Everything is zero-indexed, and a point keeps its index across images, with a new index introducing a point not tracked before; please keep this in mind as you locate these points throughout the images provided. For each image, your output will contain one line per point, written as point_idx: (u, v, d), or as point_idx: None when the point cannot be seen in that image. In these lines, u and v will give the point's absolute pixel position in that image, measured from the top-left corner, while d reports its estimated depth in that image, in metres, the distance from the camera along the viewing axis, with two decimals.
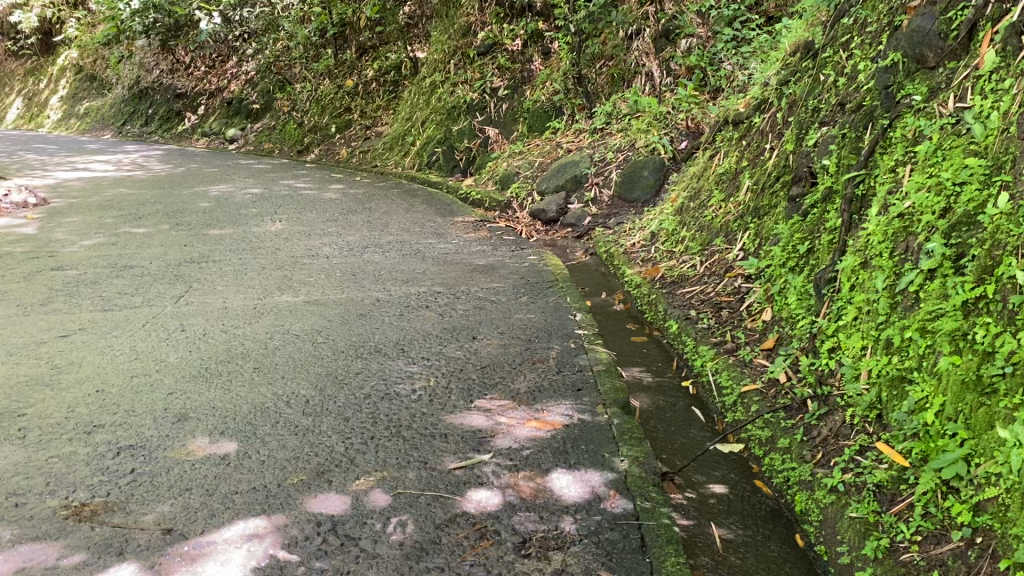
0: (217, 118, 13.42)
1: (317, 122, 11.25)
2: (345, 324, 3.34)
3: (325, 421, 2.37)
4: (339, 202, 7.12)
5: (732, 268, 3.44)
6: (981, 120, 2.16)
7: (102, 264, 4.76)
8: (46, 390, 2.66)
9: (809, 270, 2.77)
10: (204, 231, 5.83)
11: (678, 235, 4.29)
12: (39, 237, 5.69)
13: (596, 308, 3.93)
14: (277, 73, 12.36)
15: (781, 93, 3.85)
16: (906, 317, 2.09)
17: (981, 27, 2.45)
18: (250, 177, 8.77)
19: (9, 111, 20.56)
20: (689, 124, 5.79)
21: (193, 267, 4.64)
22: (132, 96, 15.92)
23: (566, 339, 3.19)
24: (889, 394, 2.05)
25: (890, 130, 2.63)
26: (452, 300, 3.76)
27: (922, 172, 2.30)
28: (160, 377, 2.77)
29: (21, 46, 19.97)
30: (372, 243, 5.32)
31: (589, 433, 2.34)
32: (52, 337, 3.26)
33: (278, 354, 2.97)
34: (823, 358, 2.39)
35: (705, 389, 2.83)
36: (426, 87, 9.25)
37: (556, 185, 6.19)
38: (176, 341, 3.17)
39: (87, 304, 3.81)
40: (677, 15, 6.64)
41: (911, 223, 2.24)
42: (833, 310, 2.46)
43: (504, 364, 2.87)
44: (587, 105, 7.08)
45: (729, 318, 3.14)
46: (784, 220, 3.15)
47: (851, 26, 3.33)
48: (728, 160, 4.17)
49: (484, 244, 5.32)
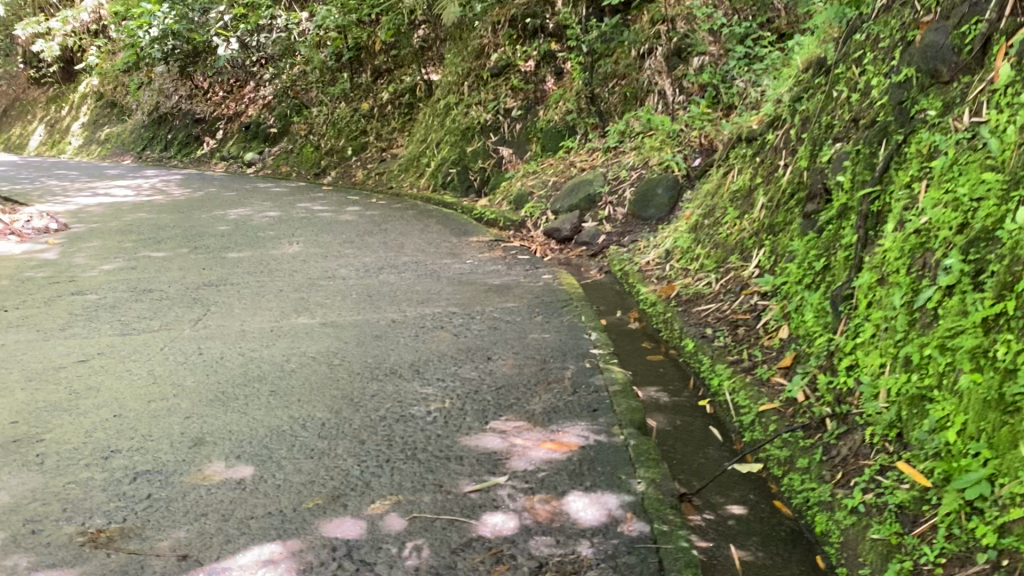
0: (234, 142, 13.57)
1: (333, 145, 11.33)
2: (361, 346, 3.35)
3: (341, 443, 2.37)
4: (355, 224, 7.16)
5: (749, 285, 3.42)
6: (997, 134, 2.14)
7: (121, 289, 4.81)
8: (64, 416, 2.68)
9: (825, 286, 2.75)
10: (221, 254, 5.88)
11: (693, 253, 4.29)
12: (59, 262, 5.76)
13: (612, 327, 3.91)
14: (294, 97, 12.52)
15: (793, 110, 3.85)
16: (926, 334, 2.06)
17: (995, 42, 2.44)
18: (268, 201, 8.84)
19: (32, 137, 20.88)
20: (702, 141, 5.78)
21: (211, 290, 4.68)
22: (151, 122, 16.14)
23: (582, 359, 3.18)
24: (910, 412, 2.02)
25: (904, 145, 2.61)
26: (466, 320, 3.76)
27: (939, 187, 2.27)
28: (178, 401, 2.78)
29: (43, 74, 20.39)
30: (387, 264, 5.34)
31: (605, 454, 2.32)
32: (71, 362, 3.29)
33: (293, 376, 2.98)
34: (841, 376, 2.37)
35: (722, 409, 2.81)
36: (440, 109, 9.31)
37: (570, 204, 6.20)
38: (193, 365, 3.18)
39: (106, 328, 3.84)
40: (688, 33, 6.69)
41: (928, 239, 2.22)
42: (851, 327, 2.44)
43: (519, 384, 2.86)
44: (600, 124, 7.10)
45: (746, 336, 3.12)
46: (799, 237, 3.13)
47: (864, 42, 3.33)
48: (742, 177, 4.17)
49: (499, 263, 5.33)
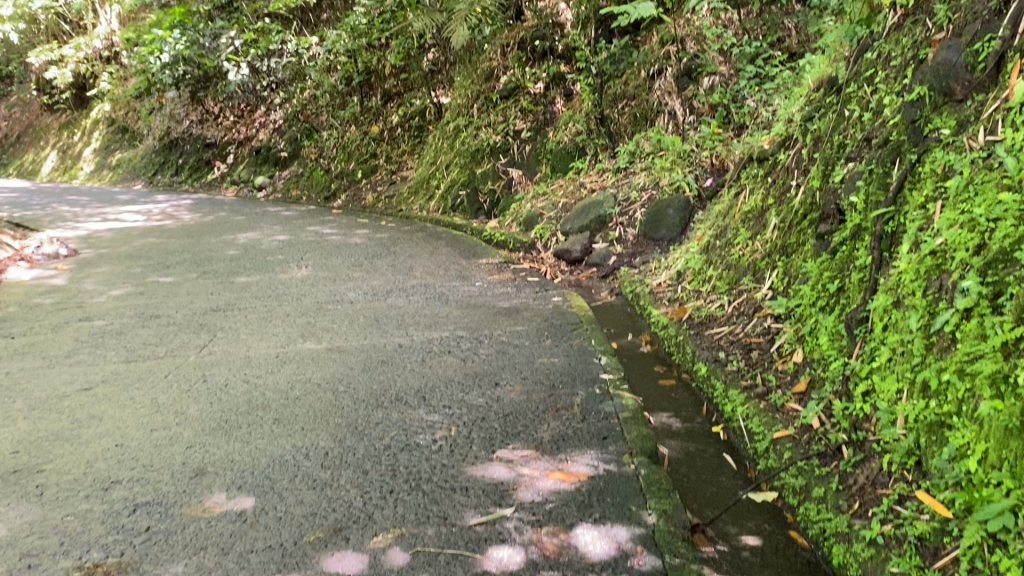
0: (245, 166, 13.60)
1: (343, 168, 11.34)
2: (367, 372, 3.30)
3: (344, 473, 2.33)
4: (364, 247, 7.14)
5: (762, 308, 3.36)
6: (1013, 153, 2.09)
7: (128, 314, 4.79)
8: (66, 446, 2.64)
9: (840, 308, 2.69)
10: (230, 278, 5.86)
11: (705, 274, 4.23)
12: (68, 288, 5.75)
13: (623, 351, 3.85)
14: (304, 121, 12.59)
15: (804, 130, 3.82)
16: (943, 359, 2.01)
17: (1009, 59, 2.39)
18: (277, 224, 8.84)
19: (43, 163, 21.04)
20: (714, 161, 5.73)
21: (218, 316, 4.65)
22: (162, 147, 16.23)
23: (591, 384, 3.12)
24: (929, 439, 1.96)
25: (918, 165, 2.56)
26: (474, 344, 3.71)
27: (954, 208, 2.22)
28: (180, 430, 2.74)
29: (56, 100, 20.62)
30: (395, 287, 5.31)
31: (616, 485, 2.27)
32: (75, 390, 3.25)
33: (298, 404, 2.93)
34: (857, 402, 2.31)
35: (736, 435, 2.74)
36: (450, 131, 9.31)
37: (580, 226, 6.16)
38: (197, 393, 3.14)
39: (112, 355, 3.81)
40: (698, 53, 6.68)
41: (944, 260, 2.16)
42: (866, 351, 2.38)
43: (527, 412, 2.80)
44: (610, 144, 7.04)
45: (760, 360, 3.05)
46: (812, 258, 3.08)
47: (875, 60, 3.29)
48: (754, 197, 4.12)
49: (508, 286, 5.28)
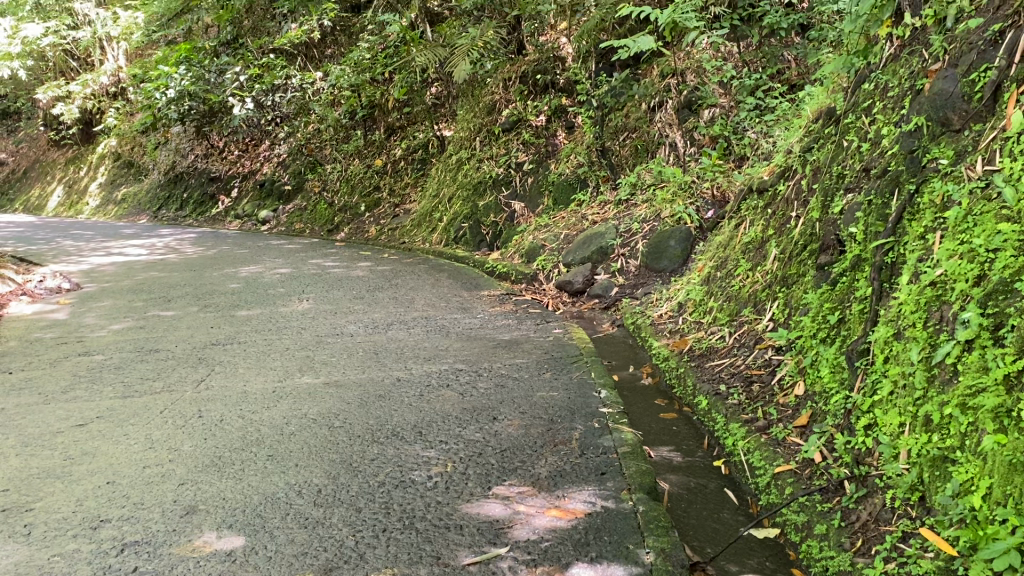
0: (249, 200, 13.64)
1: (347, 202, 11.36)
2: (363, 407, 3.26)
3: (337, 511, 2.29)
4: (366, 279, 7.13)
5: (763, 339, 3.33)
6: (1012, 183, 2.07)
7: (128, 349, 4.76)
8: (57, 484, 2.60)
9: (840, 340, 2.66)
10: (231, 312, 5.85)
11: (706, 305, 4.21)
12: (69, 322, 5.75)
13: (623, 384, 3.81)
14: (308, 154, 12.68)
15: (803, 161, 3.81)
16: (945, 392, 1.97)
17: (1005, 88, 2.38)
18: (280, 257, 8.85)
19: (49, 199, 21.19)
20: (714, 193, 5.73)
21: (217, 350, 4.62)
22: (167, 181, 16.33)
23: (590, 419, 3.08)
24: (932, 474, 1.92)
25: (916, 196, 2.54)
26: (473, 378, 3.68)
27: (953, 238, 2.19)
28: (173, 467, 2.70)
29: (62, 136, 20.89)
30: (396, 320, 5.28)
31: (613, 522, 2.22)
32: (69, 427, 3.21)
33: (292, 440, 2.89)
34: (859, 436, 2.27)
35: (738, 469, 2.69)
36: (452, 164, 9.35)
37: (581, 257, 6.15)
38: (192, 429, 3.11)
39: (109, 390, 3.78)
40: (699, 86, 6.68)
41: (944, 291, 2.13)
42: (867, 384, 2.35)
43: (524, 446, 2.76)
44: (611, 176, 7.05)
45: (760, 393, 3.01)
46: (813, 289, 3.06)
47: (873, 91, 3.29)
48: (754, 228, 4.11)
49: (510, 318, 5.26)
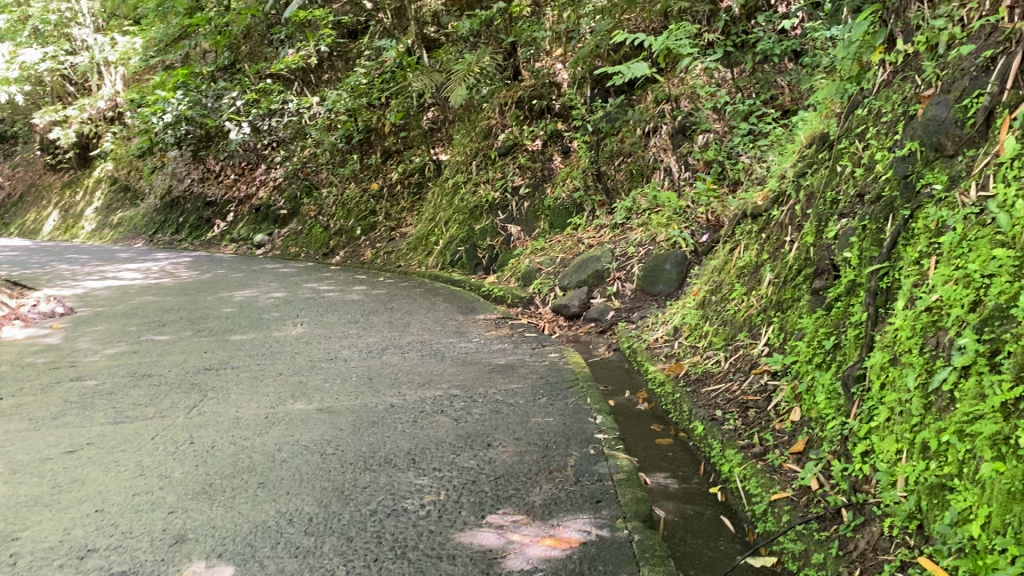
0: (245, 224, 13.63)
1: (343, 225, 11.33)
2: (356, 434, 3.23)
3: (328, 540, 2.26)
4: (361, 303, 7.11)
5: (758, 365, 3.31)
6: (1006, 208, 2.07)
7: (120, 374, 4.73)
8: (44, 511, 2.57)
9: (835, 366, 2.65)
10: (225, 336, 5.82)
11: (702, 329, 4.19)
12: (62, 347, 5.71)
13: (619, 409, 3.78)
14: (304, 178, 12.71)
15: (797, 185, 3.82)
16: (942, 419, 1.95)
17: (998, 114, 2.38)
18: (275, 281, 8.82)
19: (45, 223, 21.18)
20: (709, 217, 5.71)
21: (211, 375, 4.59)
22: (164, 205, 16.33)
23: (586, 445, 3.06)
24: (930, 503, 1.90)
25: (911, 221, 2.54)
26: (468, 403, 3.65)
27: (949, 264, 2.19)
28: (162, 495, 2.67)
29: (59, 160, 20.95)
30: (392, 344, 5.26)
31: (608, 552, 2.19)
32: (59, 454, 3.18)
33: (284, 467, 2.86)
34: (856, 462, 2.25)
35: (734, 497, 2.66)
36: (448, 188, 9.36)
37: (578, 280, 6.14)
38: (183, 456, 3.07)
39: (99, 416, 3.75)
40: (693, 112, 6.71)
41: (940, 317, 2.12)
42: (864, 411, 2.33)
43: (519, 474, 2.74)
44: (608, 200, 7.04)
45: (757, 419, 2.99)
46: (808, 313, 3.04)
47: (866, 116, 3.30)
48: (748, 253, 4.11)
49: (505, 342, 5.24)
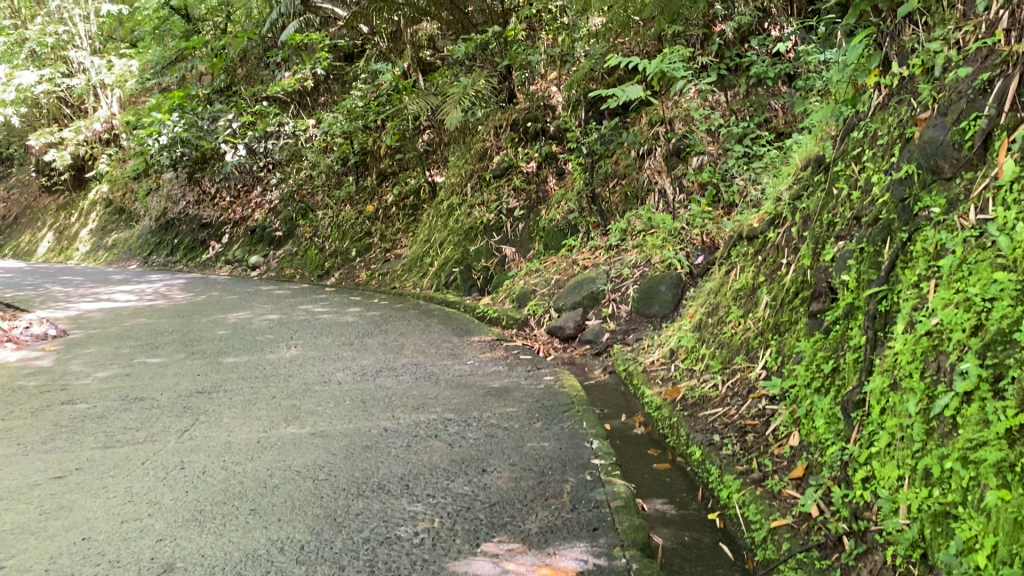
0: (240, 245, 13.60)
1: (338, 247, 11.31)
2: (349, 459, 3.19)
3: (319, 569, 2.22)
4: (355, 325, 7.07)
5: (755, 388, 3.28)
6: (1007, 232, 2.05)
7: (112, 397, 4.68)
8: (30, 539, 2.52)
9: (835, 390, 2.61)
10: (218, 359, 5.77)
11: (698, 352, 4.16)
12: (54, 369, 5.66)
13: (615, 432, 3.74)
14: (300, 200, 12.71)
15: (792, 208, 3.80)
16: (945, 445, 1.92)
17: (996, 136, 2.37)
18: (269, 303, 8.78)
19: (39, 244, 21.14)
20: (704, 239, 5.71)
21: (203, 398, 4.54)
22: (158, 227, 16.31)
23: (582, 470, 3.02)
24: (933, 531, 1.86)
25: (909, 244, 2.52)
26: (462, 428, 3.60)
27: (949, 287, 2.17)
28: (151, 522, 2.62)
29: (54, 182, 20.95)
30: (386, 367, 5.22)
31: None
32: (47, 479, 3.12)
33: (276, 494, 2.82)
34: (857, 489, 2.22)
35: (733, 523, 2.62)
36: (444, 210, 9.35)
37: (573, 302, 6.12)
38: (173, 482, 3.02)
39: (89, 440, 3.69)
40: (687, 134, 6.72)
41: (941, 341, 2.10)
42: (864, 436, 2.30)
43: (514, 501, 2.69)
44: (602, 222, 7.03)
45: (755, 443, 2.96)
46: (805, 337, 3.02)
47: (862, 139, 3.30)
48: (744, 275, 4.09)
49: (500, 364, 5.20)
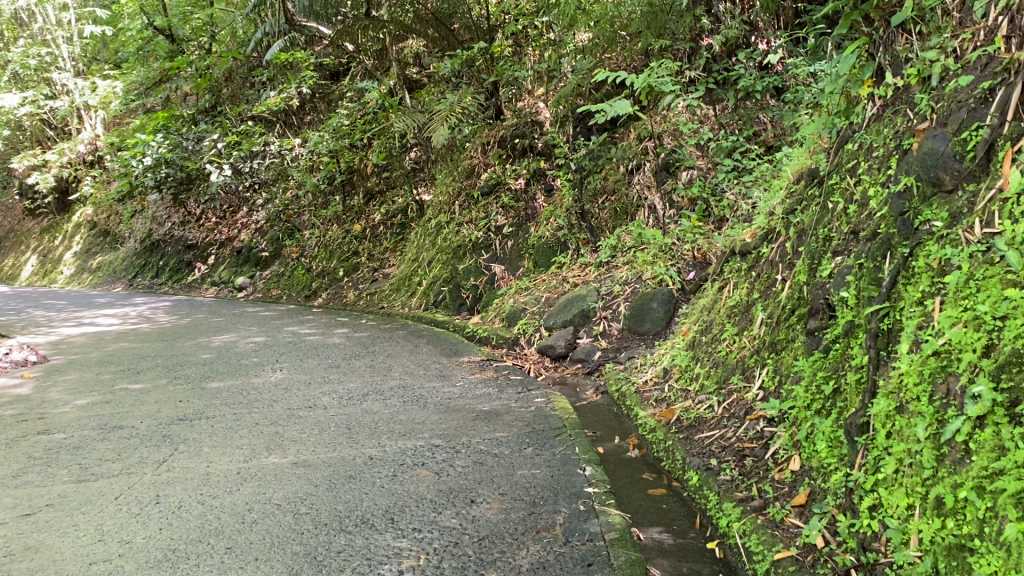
0: (226, 266, 13.45)
1: (325, 267, 11.18)
2: (332, 490, 3.06)
3: None
4: (342, 346, 6.93)
5: (753, 410, 3.18)
6: (1016, 246, 1.96)
7: (91, 426, 4.53)
8: None
9: (836, 412, 2.51)
10: (201, 384, 5.62)
11: (692, 371, 4.06)
12: (32, 398, 5.48)
13: (608, 456, 3.61)
14: (286, 220, 12.57)
15: (786, 222, 3.70)
16: (957, 473, 1.82)
17: (999, 147, 2.28)
18: (255, 325, 8.62)
19: (23, 268, 20.93)
20: (695, 254, 5.63)
21: (184, 426, 4.39)
22: (144, 249, 16.15)
23: (575, 500, 2.90)
24: (948, 565, 1.76)
25: (911, 259, 2.42)
26: (451, 455, 3.48)
27: (956, 305, 2.07)
28: (122, 563, 2.49)
29: (38, 205, 20.78)
30: (373, 390, 5.08)
31: None
32: (13, 518, 2.98)
33: (254, 530, 2.69)
34: (864, 518, 2.11)
35: (733, 552, 2.50)
36: (431, 228, 9.24)
37: (563, 320, 6.01)
38: (147, 518, 2.89)
39: (63, 473, 3.55)
40: (675, 148, 6.64)
41: (950, 361, 2.00)
42: (869, 461, 2.19)
43: (505, 534, 2.57)
44: (592, 239, 6.91)
45: (754, 468, 2.85)
46: (804, 355, 2.92)
47: (857, 151, 3.21)
48: (738, 292, 3.98)
49: (490, 386, 5.08)
